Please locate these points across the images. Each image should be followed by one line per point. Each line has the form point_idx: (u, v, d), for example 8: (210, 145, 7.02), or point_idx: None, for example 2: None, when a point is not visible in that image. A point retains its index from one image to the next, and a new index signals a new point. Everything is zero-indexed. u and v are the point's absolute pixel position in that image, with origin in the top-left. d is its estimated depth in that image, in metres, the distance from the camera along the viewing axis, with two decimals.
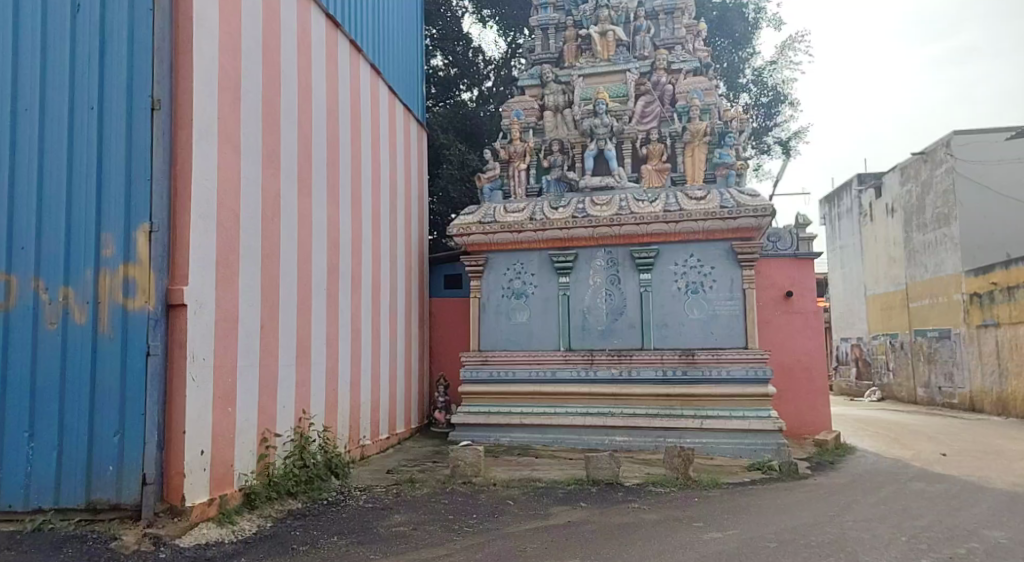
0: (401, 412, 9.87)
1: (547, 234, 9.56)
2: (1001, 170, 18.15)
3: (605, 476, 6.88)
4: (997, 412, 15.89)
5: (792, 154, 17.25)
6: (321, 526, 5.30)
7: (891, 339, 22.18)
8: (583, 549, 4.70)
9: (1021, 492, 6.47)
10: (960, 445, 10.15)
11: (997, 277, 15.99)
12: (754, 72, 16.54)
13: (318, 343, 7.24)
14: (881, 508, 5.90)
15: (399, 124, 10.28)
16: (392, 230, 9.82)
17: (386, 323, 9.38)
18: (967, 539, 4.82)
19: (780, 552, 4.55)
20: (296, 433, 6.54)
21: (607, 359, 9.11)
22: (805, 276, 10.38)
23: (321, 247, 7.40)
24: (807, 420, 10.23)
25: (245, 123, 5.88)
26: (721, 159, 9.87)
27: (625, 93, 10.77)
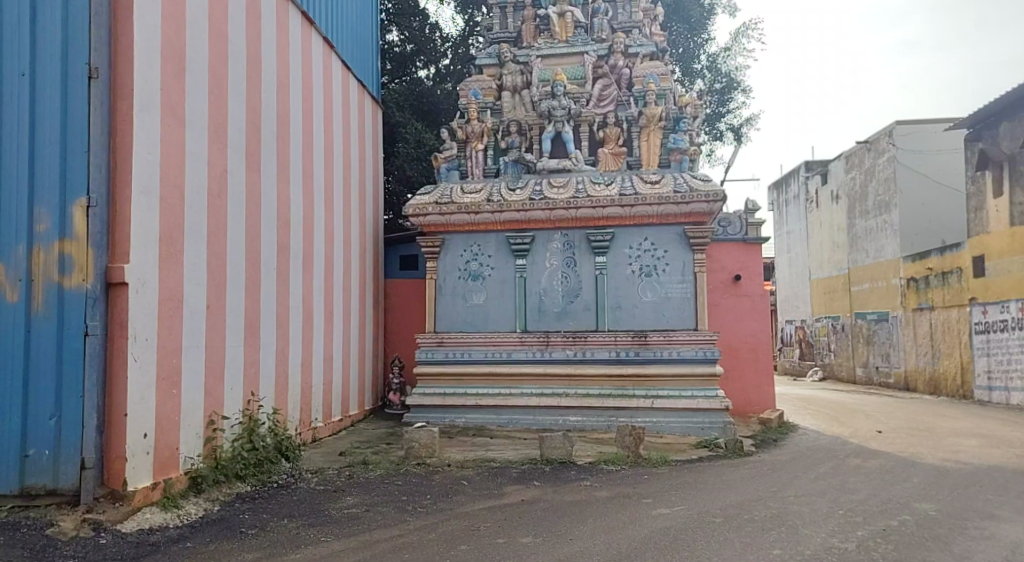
0: (354, 395, 9.77)
1: (504, 215, 9.55)
2: (938, 160, 19.01)
3: (559, 455, 6.97)
4: (929, 391, 16.73)
5: (743, 141, 17.58)
6: (271, 510, 5.21)
7: (832, 321, 23.05)
8: (535, 527, 4.76)
9: (949, 467, 6.84)
10: (895, 423, 10.65)
11: (932, 263, 16.73)
12: (709, 58, 16.78)
13: (267, 322, 7.09)
14: (820, 483, 6.15)
15: (353, 100, 10.06)
16: (345, 208, 9.64)
17: (338, 304, 9.23)
18: (899, 512, 5.07)
19: (725, 527, 4.70)
20: (245, 416, 6.40)
21: (562, 341, 9.19)
22: (752, 260, 10.65)
23: (270, 225, 7.21)
24: (753, 399, 10.56)
25: (190, 95, 5.65)
26: (676, 145, 9.97)
27: (582, 75, 10.80)
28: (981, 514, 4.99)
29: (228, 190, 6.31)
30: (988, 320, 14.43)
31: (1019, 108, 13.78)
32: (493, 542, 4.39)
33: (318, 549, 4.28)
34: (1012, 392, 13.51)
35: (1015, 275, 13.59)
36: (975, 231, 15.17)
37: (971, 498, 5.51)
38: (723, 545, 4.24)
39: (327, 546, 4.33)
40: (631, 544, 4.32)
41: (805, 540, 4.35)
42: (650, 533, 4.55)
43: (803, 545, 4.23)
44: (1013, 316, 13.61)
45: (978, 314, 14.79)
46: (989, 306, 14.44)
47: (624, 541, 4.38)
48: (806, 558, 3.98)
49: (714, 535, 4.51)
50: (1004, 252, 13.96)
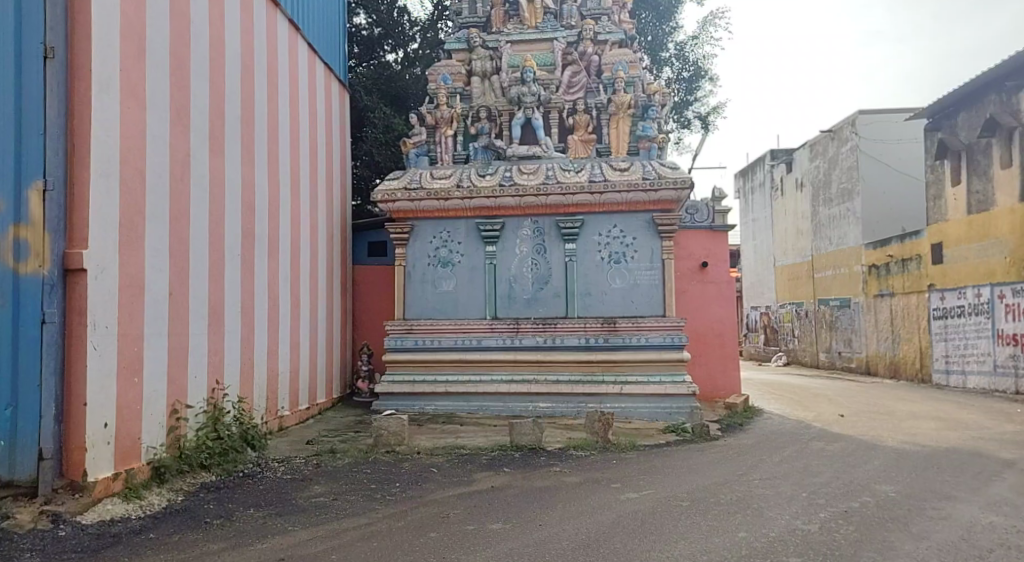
0: (321, 383, 9.66)
1: (474, 202, 9.49)
2: (898, 149, 19.45)
3: (529, 441, 7.00)
4: (889, 374, 17.18)
5: (711, 129, 17.72)
6: (237, 500, 5.13)
7: (796, 307, 23.52)
8: (505, 513, 4.76)
9: (908, 449, 7.04)
10: (856, 407, 10.93)
11: (893, 250, 17.14)
12: (676, 47, 16.84)
13: (232, 309, 6.95)
14: (785, 467, 6.28)
15: (319, 83, 9.88)
16: (312, 194, 9.48)
17: (305, 292, 9.10)
18: (861, 493, 5.21)
19: (692, 511, 4.76)
20: (209, 405, 6.28)
21: (533, 327, 9.20)
22: (719, 248, 10.77)
23: (234, 210, 7.04)
24: (719, 384, 10.72)
25: (150, 76, 5.47)
26: (644, 132, 10.05)
27: (551, 62, 10.74)
28: (938, 495, 5.15)
29: (191, 173, 6.15)
30: (946, 306, 14.84)
31: (975, 99, 14.09)
32: (462, 529, 4.39)
33: (285, 538, 4.23)
34: (968, 375, 13.95)
35: (972, 262, 14.01)
36: (934, 219, 15.59)
37: (929, 479, 5.68)
38: (690, 529, 4.30)
39: (294, 536, 4.28)
40: (600, 529, 4.35)
41: (770, 523, 4.43)
42: (618, 518, 4.59)
43: (768, 528, 4.31)
44: (970, 302, 14.02)
45: (936, 300, 15.20)
46: (947, 292, 14.86)
47: (593, 526, 4.41)
48: (771, 540, 4.05)
49: (681, 519, 4.57)
50: (961, 239, 14.41)
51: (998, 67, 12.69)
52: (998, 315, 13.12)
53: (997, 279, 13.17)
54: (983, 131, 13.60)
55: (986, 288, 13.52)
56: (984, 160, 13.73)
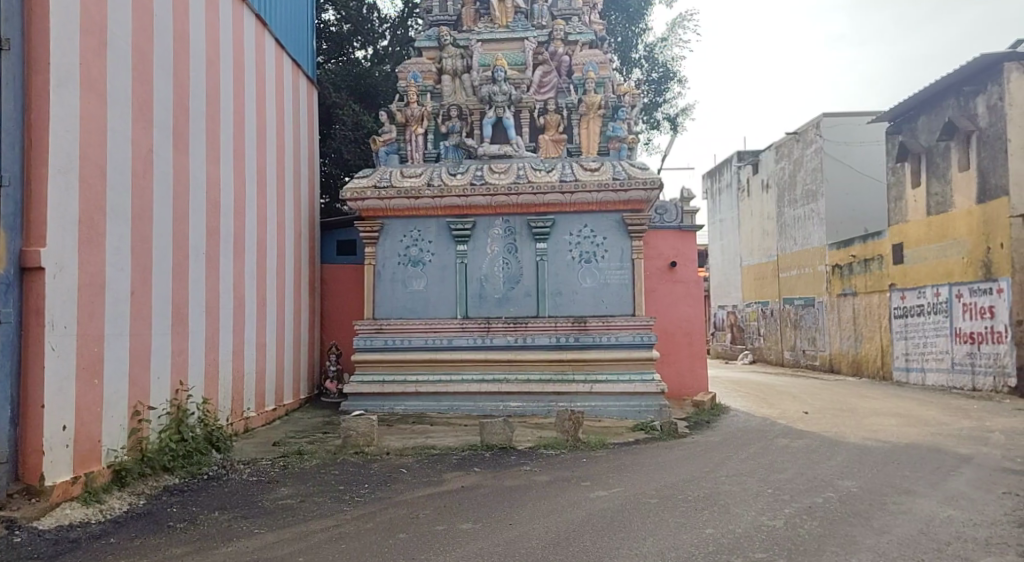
0: (288, 383, 9.52)
1: (444, 201, 9.44)
2: (861, 151, 19.90)
3: (499, 441, 6.99)
4: (852, 372, 17.55)
5: (679, 130, 17.90)
6: (201, 502, 5.04)
7: (762, 306, 23.90)
8: (475, 513, 4.75)
9: (869, 446, 7.20)
10: (819, 404, 11.14)
11: (855, 251, 17.53)
12: (646, 48, 16.96)
13: (196, 309, 6.81)
14: (750, 463, 6.38)
15: (286, 79, 9.74)
16: (279, 192, 9.35)
17: (272, 291, 8.97)
18: (824, 489, 5.31)
19: (661, 507, 4.80)
20: (172, 406, 6.16)
21: (503, 327, 9.20)
22: (687, 248, 10.90)
23: (198, 207, 6.90)
24: (687, 383, 10.83)
25: (112, 71, 5.33)
26: (614, 132, 10.12)
27: (522, 61, 10.73)
28: (899, 490, 5.27)
29: (154, 170, 6.01)
30: (906, 305, 15.21)
31: (934, 103, 14.44)
32: (431, 529, 4.36)
33: (251, 541, 4.16)
34: (928, 372, 14.31)
35: (931, 261, 14.39)
36: (895, 220, 15.99)
37: (890, 474, 5.82)
38: (657, 526, 4.34)
39: (259, 538, 4.20)
40: (570, 527, 4.36)
41: (736, 519, 4.49)
42: (588, 516, 4.61)
43: (735, 525, 4.35)
44: (929, 301, 14.39)
45: (897, 299, 15.58)
46: (907, 291, 15.23)
47: (562, 524, 4.42)
48: (737, 536, 4.10)
49: (650, 516, 4.59)
50: (921, 240, 14.80)
51: (957, 73, 12.98)
52: (956, 313, 13.49)
53: (955, 279, 13.54)
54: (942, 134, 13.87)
55: (944, 288, 13.90)
56: (943, 163, 14.09)
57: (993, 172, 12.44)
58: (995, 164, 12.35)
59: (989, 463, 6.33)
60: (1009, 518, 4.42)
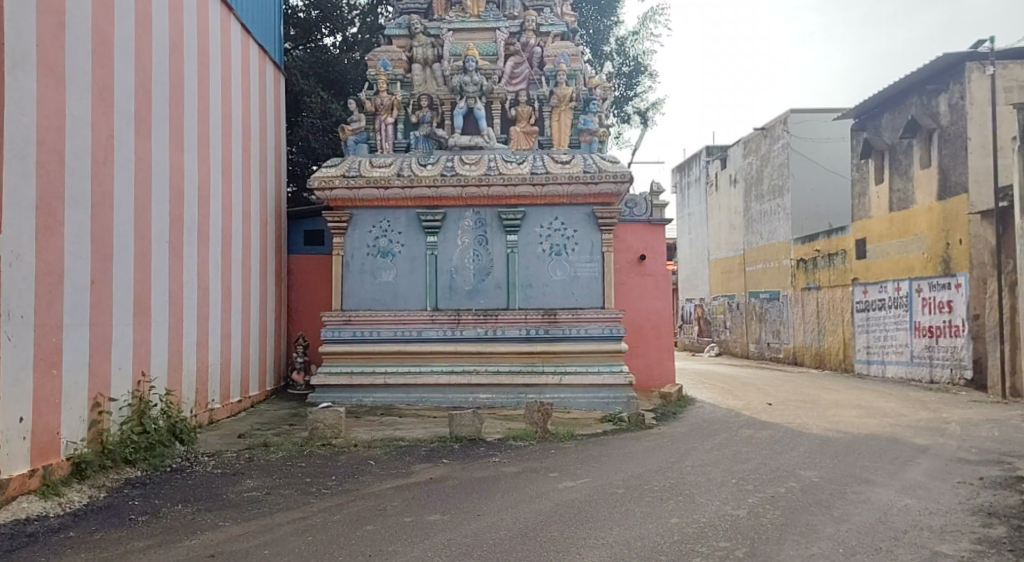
0: (254, 375, 9.37)
1: (414, 191, 9.36)
2: (827, 148, 20.27)
3: (468, 433, 6.98)
4: (815, 364, 17.91)
5: (649, 124, 18.00)
6: (164, 495, 4.93)
7: (728, 300, 24.26)
8: (444, 504, 4.73)
9: (830, 437, 7.35)
10: (783, 396, 11.35)
11: (820, 245, 17.87)
12: (617, 41, 16.98)
13: (159, 300, 6.66)
14: (715, 454, 6.47)
15: (252, 65, 9.54)
16: (245, 180, 9.16)
17: (238, 281, 8.80)
18: (787, 479, 5.41)
19: (627, 498, 4.84)
20: (134, 398, 6.02)
21: (473, 319, 9.17)
22: (656, 241, 10.97)
23: (161, 195, 6.74)
24: (655, 374, 10.95)
25: (70, 53, 5.16)
26: (586, 126, 10.19)
27: (494, 51, 10.63)
28: (858, 479, 5.39)
29: (115, 156, 5.84)
30: (868, 299, 15.55)
31: (898, 101, 14.75)
32: (399, 521, 4.33)
33: (215, 534, 4.08)
34: (888, 365, 14.68)
35: (893, 256, 14.74)
36: (859, 215, 16.33)
37: (850, 464, 5.95)
38: (624, 516, 4.37)
39: (224, 531, 4.13)
40: (538, 518, 4.37)
41: (701, 509, 4.55)
42: (556, 506, 4.63)
43: (699, 514, 4.41)
44: (890, 295, 14.73)
45: (859, 293, 15.91)
46: (869, 286, 15.58)
47: (531, 515, 4.43)
48: (702, 525, 4.15)
49: (616, 506, 4.63)
50: (883, 235, 15.15)
51: (921, 70, 13.26)
52: (916, 308, 13.84)
53: (916, 274, 13.89)
54: (905, 132, 14.21)
55: (905, 282, 14.24)
56: (906, 159, 14.41)
57: (954, 169, 12.75)
58: (956, 161, 12.66)
59: (945, 453, 6.51)
60: (963, 507, 4.55)
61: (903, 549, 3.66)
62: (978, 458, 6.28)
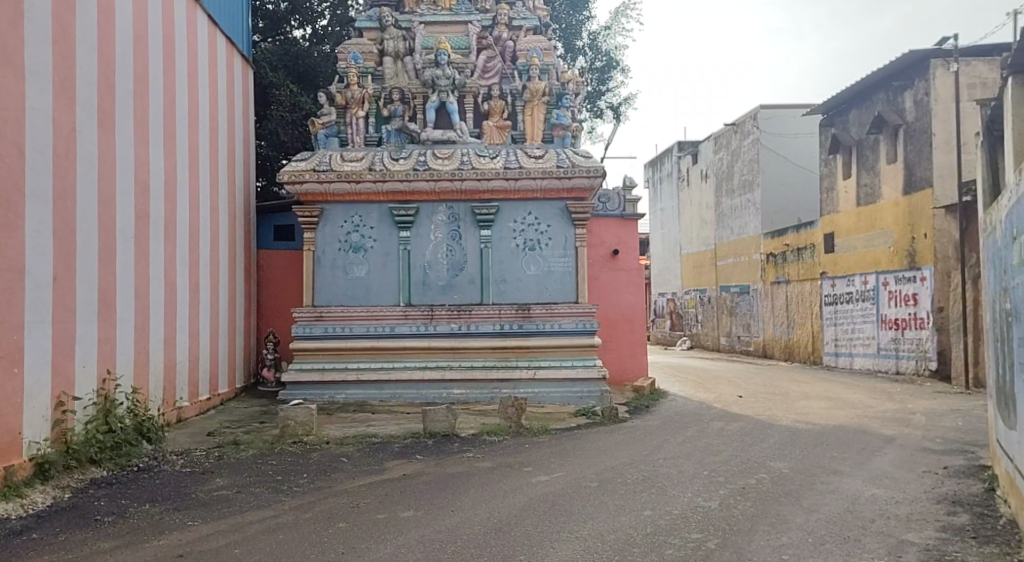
0: (223, 372, 9.22)
1: (386, 186, 9.26)
2: (796, 143, 20.55)
3: (442, 428, 6.94)
4: (784, 357, 18.18)
5: (622, 119, 18.06)
6: (131, 495, 4.82)
7: (699, 294, 24.52)
8: (417, 501, 4.69)
9: (798, 428, 7.46)
10: (753, 388, 11.50)
11: (789, 240, 18.14)
12: (589, 36, 16.99)
13: (125, 297, 6.50)
14: (687, 446, 6.53)
15: (220, 57, 9.35)
16: (213, 174, 8.99)
17: (206, 277, 8.64)
18: (758, 470, 5.47)
19: (600, 491, 4.85)
20: (99, 396, 5.87)
21: (447, 314, 9.12)
22: (629, 236, 11.03)
23: (126, 190, 6.58)
24: (628, 368, 11.01)
25: (30, 43, 4.99)
26: (559, 120, 10.10)
27: (466, 45, 10.54)
28: (826, 470, 5.48)
29: (78, 149, 5.68)
30: (836, 292, 15.82)
31: (865, 97, 15.00)
32: (372, 518, 4.28)
33: (184, 533, 4.00)
34: (855, 357, 14.95)
35: (860, 250, 15.02)
36: (827, 210, 16.61)
37: (819, 455, 6.04)
38: (597, 509, 4.38)
39: (193, 531, 4.04)
40: (512, 512, 4.36)
41: (673, 501, 4.58)
42: (529, 501, 4.62)
43: (671, 506, 4.44)
44: (858, 289, 15.00)
45: (827, 287, 16.17)
46: (837, 280, 15.85)
47: (504, 510, 4.42)
48: (674, 517, 4.18)
49: (590, 499, 4.64)
50: (851, 229, 15.41)
51: (887, 66, 13.50)
52: (883, 300, 14.11)
53: (883, 267, 14.16)
54: (872, 128, 14.46)
55: (872, 276, 14.52)
56: (872, 155, 14.69)
57: (919, 164, 13.01)
58: (921, 156, 12.93)
59: (911, 443, 6.65)
60: (928, 495, 4.65)
61: (870, 538, 3.72)
62: (942, 448, 6.43)
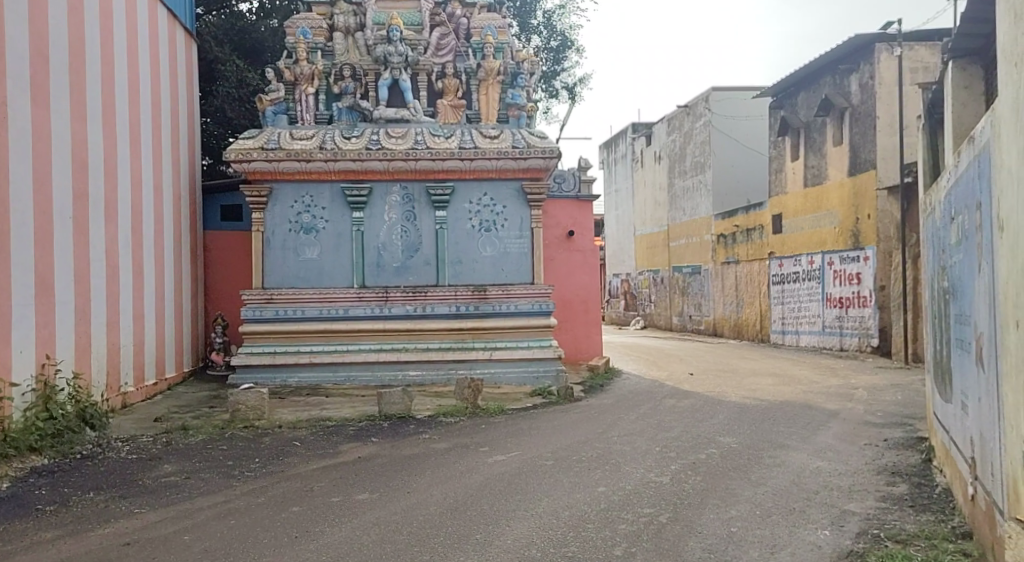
0: (170, 356, 8.95)
1: (339, 165, 9.07)
2: (746, 126, 20.92)
3: (398, 410, 6.90)
4: (733, 335, 18.62)
5: (577, 100, 18.04)
6: (73, 483, 4.64)
7: (653, 274, 24.86)
8: (373, 483, 4.64)
9: (747, 404, 7.67)
10: (704, 366, 11.76)
11: (738, 221, 18.52)
12: (545, 14, 16.85)
13: (64, 279, 6.24)
14: (640, 423, 6.65)
15: (162, 31, 8.96)
16: (156, 152, 8.64)
17: (151, 259, 8.34)
18: (708, 445, 5.61)
19: (555, 469, 4.90)
20: (39, 382, 5.64)
21: (402, 296, 9.03)
22: (584, 217, 11.07)
23: (63, 168, 6.26)
24: (584, 348, 11.08)
25: None
26: (514, 100, 10.07)
27: (419, 21, 10.32)
28: (774, 444, 5.64)
29: (10, 126, 5.38)
30: (784, 272, 16.25)
31: (815, 80, 15.25)
32: (326, 501, 4.22)
33: (130, 521, 3.88)
34: (801, 334, 15.42)
35: (807, 231, 15.43)
36: (775, 191, 17.01)
37: (766, 430, 6.22)
38: (553, 486, 4.42)
39: (140, 518, 3.93)
40: (469, 492, 4.36)
41: (626, 477, 4.65)
42: (486, 480, 4.63)
43: (625, 482, 4.51)
44: (804, 268, 15.43)
45: (775, 266, 16.59)
46: (784, 259, 16.27)
47: (460, 490, 4.42)
48: (627, 493, 4.24)
49: (545, 477, 4.67)
50: (798, 211, 15.82)
51: (835, 50, 13.78)
52: (828, 279, 14.55)
53: (828, 247, 14.59)
54: (820, 110, 14.78)
55: (818, 255, 14.95)
56: (820, 137, 15.04)
57: (864, 147, 13.38)
58: (866, 139, 13.30)
59: (854, 417, 6.88)
60: (870, 467, 4.84)
61: (814, 509, 3.85)
62: (883, 421, 6.69)
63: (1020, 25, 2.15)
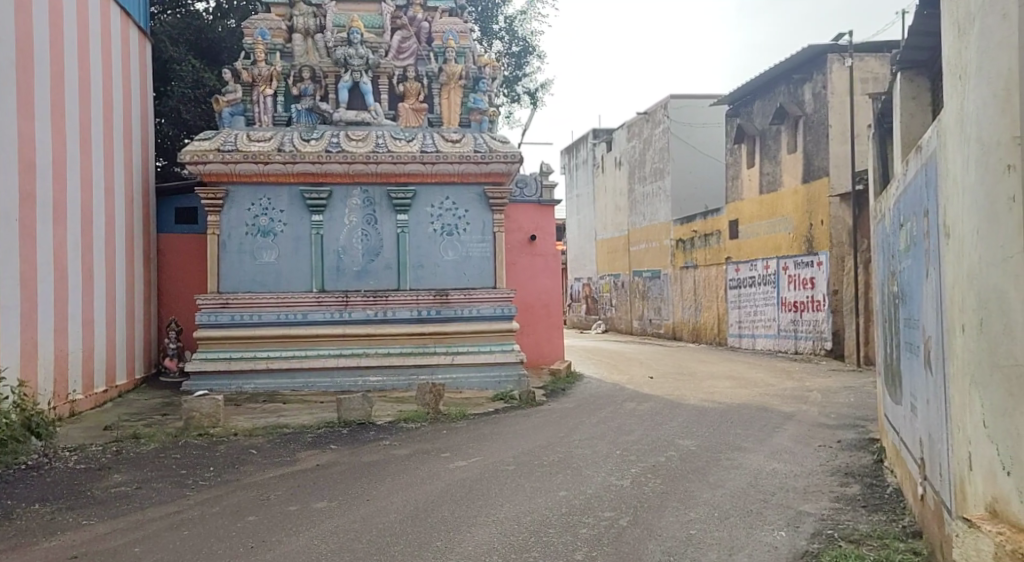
0: (121, 363, 8.67)
1: (297, 168, 8.92)
2: (704, 133, 21.29)
3: (358, 417, 6.81)
4: (691, 339, 18.88)
5: (540, 105, 18.13)
6: (16, 495, 4.45)
7: (614, 278, 25.05)
8: (332, 491, 4.56)
9: (705, 407, 7.78)
10: (663, 369, 11.90)
11: (696, 226, 18.81)
12: (506, 20, 16.90)
13: (8, 282, 6.00)
14: (601, 427, 6.68)
15: (114, 28, 8.70)
16: (107, 152, 8.38)
17: (101, 262, 8.07)
18: (668, 448, 5.66)
19: (517, 473, 4.89)
20: None
21: (362, 300, 8.92)
22: (546, 221, 11.15)
23: (8, 168, 6.03)
24: (545, 352, 11.10)
25: None
26: (475, 105, 10.10)
27: (380, 24, 10.25)
28: (731, 446, 5.73)
29: None
30: (740, 276, 16.57)
31: (769, 89, 15.61)
32: (284, 510, 4.13)
33: (77, 534, 3.73)
34: (757, 338, 15.72)
35: (762, 236, 15.77)
36: (732, 197, 17.33)
37: (724, 432, 6.32)
38: (514, 492, 4.41)
39: (88, 530, 3.79)
40: (429, 498, 4.32)
41: (587, 481, 4.66)
42: (447, 486, 4.60)
43: (586, 486, 4.52)
44: (760, 273, 15.75)
45: (732, 271, 16.91)
46: (741, 264, 16.58)
47: (421, 496, 4.37)
48: (588, 497, 4.26)
49: (506, 483, 4.66)
50: (753, 216, 16.15)
51: (787, 61, 14.17)
52: (783, 284, 14.87)
53: (783, 252, 14.93)
54: (774, 119, 15.18)
55: (773, 260, 15.29)
56: (775, 145, 15.40)
57: (817, 155, 13.73)
58: (818, 147, 13.66)
59: (808, 419, 7.04)
60: (824, 468, 4.95)
61: (771, 510, 3.91)
62: (836, 423, 6.85)
63: (965, 40, 2.22)
